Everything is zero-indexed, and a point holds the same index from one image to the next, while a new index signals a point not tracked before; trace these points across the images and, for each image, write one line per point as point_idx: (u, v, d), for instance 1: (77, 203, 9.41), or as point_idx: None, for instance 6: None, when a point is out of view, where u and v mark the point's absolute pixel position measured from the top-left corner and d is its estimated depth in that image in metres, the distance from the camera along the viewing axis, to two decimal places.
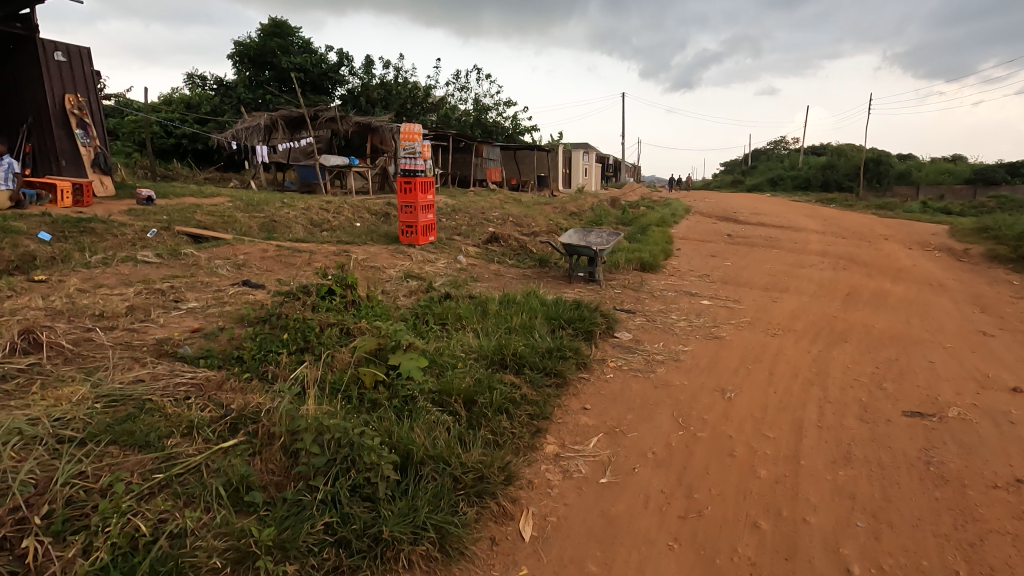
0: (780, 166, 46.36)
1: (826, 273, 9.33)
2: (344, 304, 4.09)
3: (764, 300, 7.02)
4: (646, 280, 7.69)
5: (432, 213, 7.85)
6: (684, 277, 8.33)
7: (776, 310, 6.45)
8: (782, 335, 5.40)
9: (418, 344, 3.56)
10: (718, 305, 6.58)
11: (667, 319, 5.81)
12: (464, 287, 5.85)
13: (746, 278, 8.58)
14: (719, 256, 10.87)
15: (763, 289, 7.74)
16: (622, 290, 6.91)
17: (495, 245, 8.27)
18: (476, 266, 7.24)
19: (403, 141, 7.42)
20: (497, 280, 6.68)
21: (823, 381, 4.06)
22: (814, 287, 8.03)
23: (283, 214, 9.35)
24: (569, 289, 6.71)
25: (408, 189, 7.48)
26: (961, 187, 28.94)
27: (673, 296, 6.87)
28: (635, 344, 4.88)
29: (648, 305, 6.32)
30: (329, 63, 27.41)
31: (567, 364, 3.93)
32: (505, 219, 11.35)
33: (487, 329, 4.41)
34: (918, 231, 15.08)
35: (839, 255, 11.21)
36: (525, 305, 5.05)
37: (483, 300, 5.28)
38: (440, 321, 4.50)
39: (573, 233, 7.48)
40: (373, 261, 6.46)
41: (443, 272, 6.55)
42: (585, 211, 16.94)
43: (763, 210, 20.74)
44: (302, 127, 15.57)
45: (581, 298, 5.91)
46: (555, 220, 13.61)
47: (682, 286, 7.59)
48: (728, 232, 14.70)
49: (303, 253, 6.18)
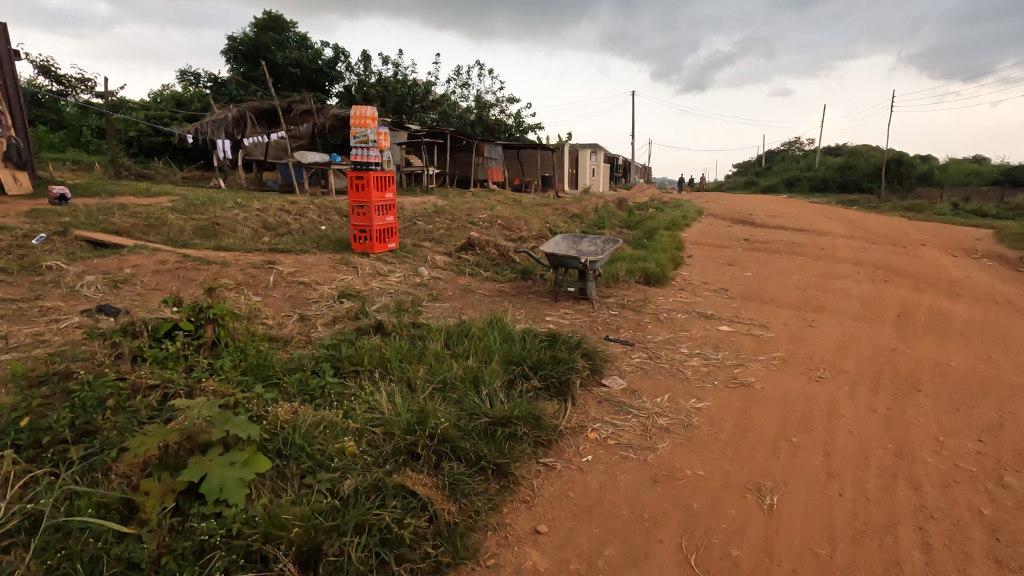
0: (796, 167, 44.68)
1: (866, 286, 7.88)
2: (195, 349, 2.81)
3: (797, 325, 5.61)
4: (651, 298, 6.31)
5: (392, 215, 6.51)
6: (696, 292, 6.96)
7: (816, 339, 5.06)
8: (830, 381, 4.01)
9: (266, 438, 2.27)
10: (741, 333, 5.18)
11: (675, 356, 4.43)
12: (410, 310, 4.52)
13: (772, 293, 7.17)
14: (736, 265, 9.45)
15: (793, 310, 6.32)
16: (618, 313, 5.54)
17: (471, 253, 6.94)
18: (441, 280, 5.93)
19: (354, 127, 6.05)
20: (460, 301, 5.34)
21: (911, 474, 2.69)
22: (855, 306, 6.61)
23: (230, 216, 8.09)
24: (551, 313, 5.36)
25: (360, 187, 6.11)
26: (990, 188, 27.12)
27: (683, 320, 5.48)
28: (628, 398, 3.51)
29: (650, 334, 4.94)
30: (325, 58, 26.36)
31: (520, 449, 2.59)
32: (493, 222, 10.02)
33: (415, 384, 3.09)
34: (958, 236, 13.51)
35: (877, 265, 9.71)
36: (481, 341, 3.70)
37: (427, 331, 3.94)
38: (353, 370, 3.19)
39: (561, 238, 6.12)
40: (306, 274, 5.16)
41: (394, 290, 5.25)
42: (588, 213, 15.53)
43: (781, 212, 19.21)
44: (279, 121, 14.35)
45: (563, 328, 4.57)
46: (552, 223, 12.31)
47: (695, 305, 6.20)
48: (746, 237, 13.23)
49: (212, 265, 4.91)
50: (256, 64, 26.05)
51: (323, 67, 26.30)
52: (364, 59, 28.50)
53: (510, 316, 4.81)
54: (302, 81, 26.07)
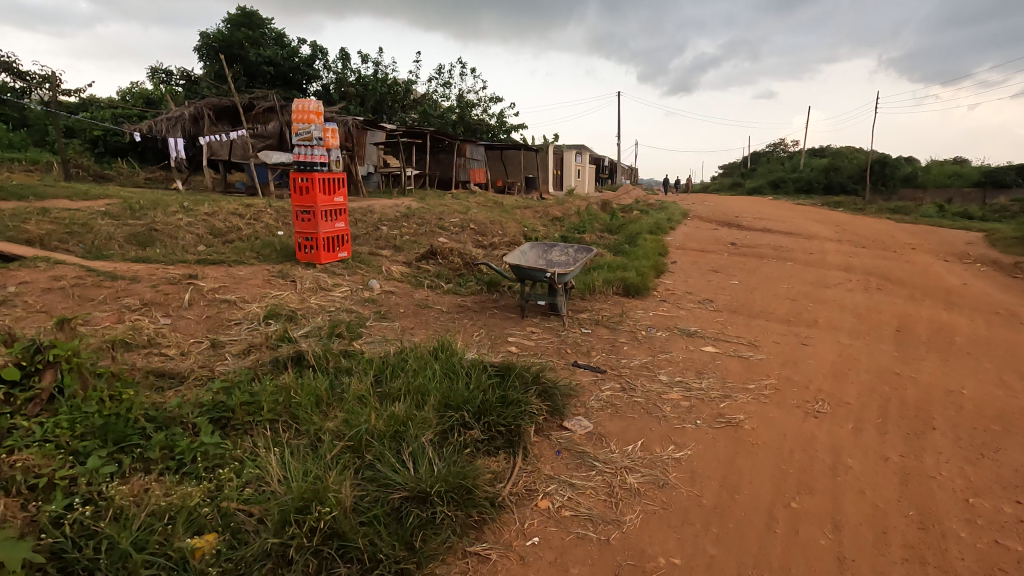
0: (781, 168, 44.61)
1: (860, 296, 7.36)
2: (21, 406, 2.17)
3: (790, 344, 5.04)
4: (630, 312, 5.73)
5: (342, 220, 5.85)
6: (679, 305, 6.41)
7: (811, 362, 4.49)
8: (831, 418, 3.43)
9: (79, 557, 1.69)
10: (728, 354, 4.60)
11: (652, 385, 3.83)
12: (345, 334, 3.87)
13: (760, 305, 6.64)
14: (722, 272, 8.92)
15: (784, 325, 5.76)
16: (592, 332, 4.94)
17: (433, 262, 6.31)
18: (395, 294, 5.29)
19: (295, 123, 5.39)
20: (411, 321, 4.71)
21: (941, 560, 2.13)
22: (850, 320, 6.07)
23: (173, 222, 7.39)
24: (515, 334, 4.75)
25: (304, 190, 5.45)
26: (973, 190, 27.06)
27: (664, 339, 4.90)
28: (592, 447, 2.90)
29: (624, 358, 4.35)
30: (302, 56, 25.60)
31: (439, 541, 2.01)
32: (465, 227, 9.39)
33: (321, 442, 2.48)
34: (949, 240, 13.11)
35: (868, 272, 9.23)
36: (417, 377, 3.07)
37: (357, 363, 3.30)
38: (247, 422, 2.56)
39: (529, 247, 5.50)
40: (233, 290, 4.50)
41: (335, 308, 4.60)
42: (570, 216, 14.96)
43: (768, 214, 18.80)
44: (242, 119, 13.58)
45: (522, 357, 3.96)
46: (531, 226, 11.73)
47: (677, 321, 5.63)
48: (733, 241, 12.74)
49: (119, 281, 4.24)
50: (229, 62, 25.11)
51: (299, 65, 25.53)
52: (343, 57, 27.77)
53: (463, 341, 4.19)
54: (277, 79, 25.43)
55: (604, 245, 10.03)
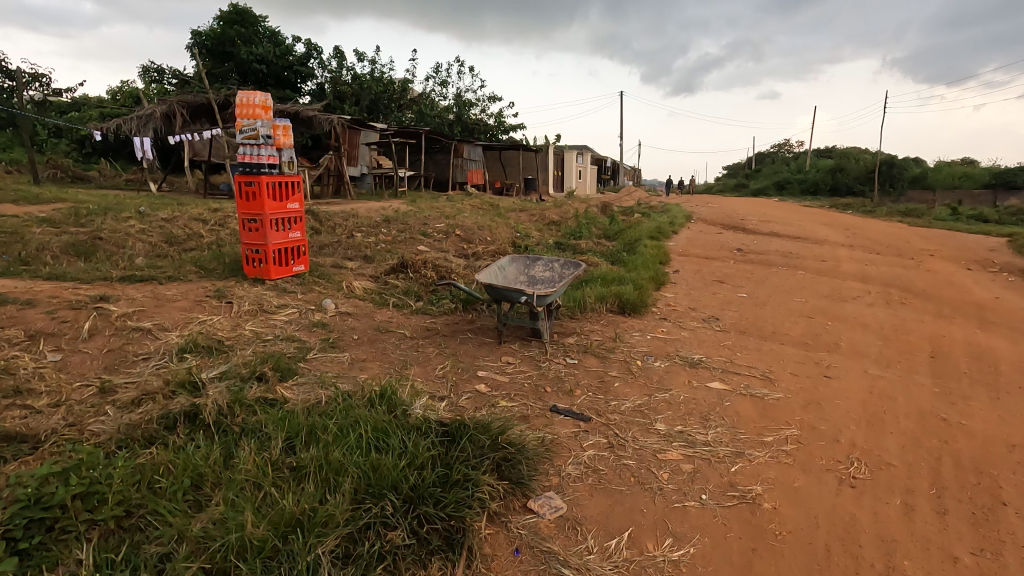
0: (786, 168, 43.79)
1: (882, 312, 6.63)
2: None
3: (809, 376, 4.31)
4: (624, 336, 5.02)
5: (298, 230, 5.15)
6: (680, 324, 5.70)
7: (838, 402, 3.76)
8: (873, 491, 2.72)
9: None
10: (738, 392, 3.86)
11: (646, 440, 3.10)
12: (269, 375, 3.16)
13: (773, 323, 5.92)
14: (729, 283, 8.18)
15: (801, 351, 5.03)
16: (578, 363, 4.22)
17: (404, 275, 5.61)
18: (352, 316, 4.58)
19: (240, 119, 4.69)
20: (364, 351, 4.00)
21: None
22: (876, 343, 5.34)
23: (122, 229, 6.70)
24: (488, 366, 4.04)
25: (251, 195, 4.75)
26: (983, 191, 26.32)
27: (662, 371, 4.19)
28: (563, 543, 2.19)
29: (615, 399, 3.63)
30: (296, 55, 25.27)
31: None
32: (449, 234, 8.68)
33: (177, 558, 1.78)
34: (967, 246, 12.37)
35: (888, 282, 8.49)
36: (337, 444, 2.36)
37: (267, 419, 2.58)
38: (82, 522, 1.84)
39: (508, 261, 4.78)
40: (152, 315, 3.82)
41: (274, 335, 3.91)
42: (567, 219, 14.27)
43: (773, 217, 18.05)
44: (210, 114, 12.67)
45: (487, 407, 3.26)
46: (523, 231, 11.03)
47: (678, 346, 4.90)
48: (739, 246, 11.99)
49: (9, 308, 3.55)
50: (221, 59, 24.42)
51: (294, 64, 25.24)
52: (338, 56, 27.14)
53: (418, 385, 3.49)
54: (269, 77, 24.78)
55: (600, 253, 9.33)
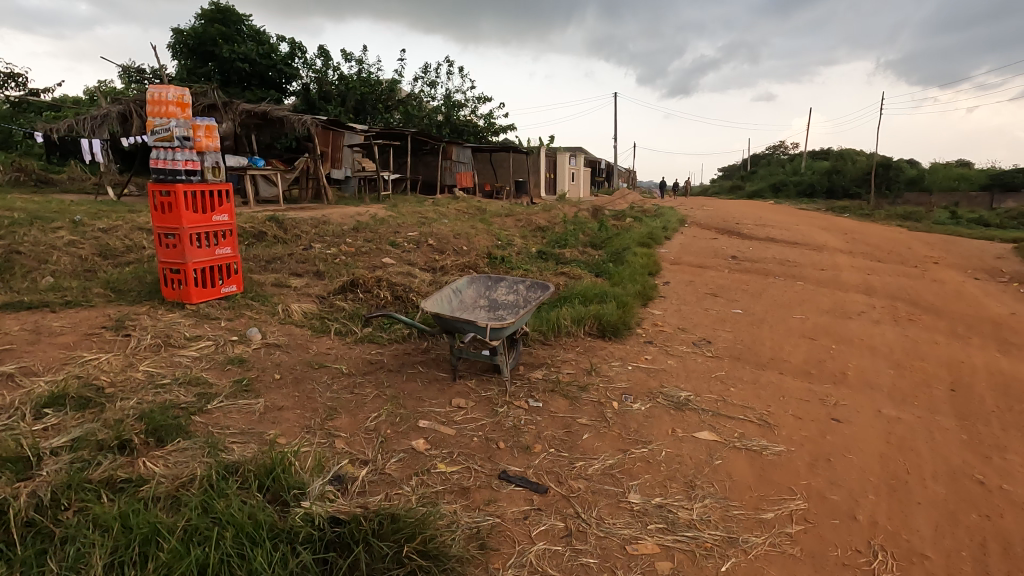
0: (782, 171, 43.33)
1: (891, 331, 6.02)
2: None
3: (816, 420, 3.66)
4: (601, 367, 4.37)
5: (228, 245, 4.50)
6: (667, 349, 5.06)
7: (851, 458, 3.11)
8: None
9: None
10: (731, 444, 3.21)
11: (614, 523, 2.45)
12: (136, 443, 2.49)
13: (771, 347, 5.29)
14: (723, 296, 7.54)
15: (804, 384, 4.39)
16: (542, 406, 3.56)
17: (353, 295, 4.94)
18: (281, 348, 3.91)
19: (151, 117, 4.02)
20: (283, 396, 3.33)
21: None
22: (888, 371, 4.72)
23: (48, 241, 6.00)
24: (434, 411, 3.38)
25: (168, 207, 4.11)
26: (980, 194, 25.90)
27: (642, 414, 3.54)
28: None
29: (583, 457, 2.97)
30: (280, 54, 24.43)
31: None
32: (420, 243, 8.02)
33: None
34: (972, 253, 11.81)
35: (893, 295, 7.88)
36: (174, 568, 1.73)
37: (96, 519, 1.91)
38: None
39: (466, 282, 4.14)
40: (23, 355, 3.15)
41: (171, 378, 3.23)
42: (555, 225, 13.64)
43: (770, 221, 17.43)
44: None
45: (414, 482, 2.61)
46: (506, 239, 10.38)
47: (663, 380, 4.25)
48: (734, 254, 11.36)
49: None
50: (203, 59, 23.64)
51: (277, 63, 24.25)
52: (324, 55, 26.41)
53: (337, 448, 2.83)
54: (253, 77, 24.03)
55: (585, 263, 8.69)
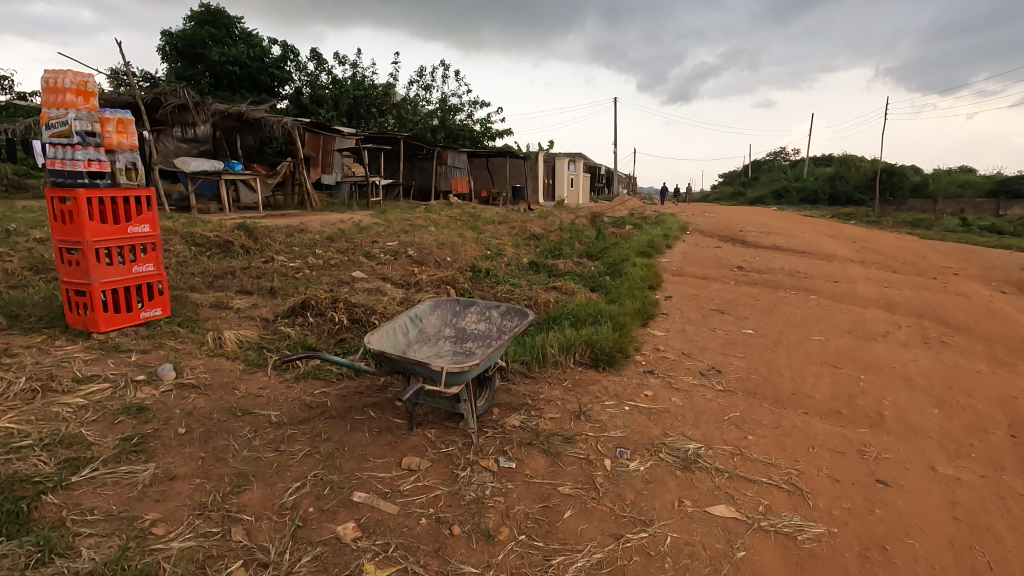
0: (784, 176, 42.74)
1: (924, 356, 5.30)
2: None
3: (858, 484, 2.93)
4: (592, 408, 3.65)
5: (150, 262, 3.79)
6: (671, 381, 4.34)
7: (912, 548, 2.40)
8: None
9: None
10: (756, 525, 2.48)
11: None
12: None
13: (791, 378, 4.57)
14: (731, 313, 6.83)
15: (837, 429, 3.65)
16: (516, 467, 2.84)
17: (303, 319, 4.22)
18: (198, 390, 3.19)
19: (45, 109, 3.31)
20: (182, 459, 2.61)
21: None
22: (932, 411, 3.99)
23: None
24: (376, 478, 2.65)
25: (68, 216, 3.41)
26: (986, 200, 25.17)
27: (642, 478, 2.82)
28: None
29: (563, 551, 2.25)
30: (272, 56, 23.78)
31: None
32: (398, 254, 7.30)
33: None
34: (992, 263, 11.11)
35: (918, 312, 7.17)
36: None
37: None
38: None
39: (429, 308, 3.44)
40: None
41: (33, 439, 2.51)
42: (550, 232, 12.95)
43: (775, 228, 16.74)
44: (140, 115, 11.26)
45: None
46: (496, 248, 9.68)
47: (666, 424, 3.52)
48: (740, 264, 10.63)
49: None
50: (193, 62, 22.96)
51: (269, 66, 23.67)
52: (317, 58, 25.78)
53: (230, 543, 2.12)
54: (244, 80, 23.38)
55: (579, 276, 7.99)
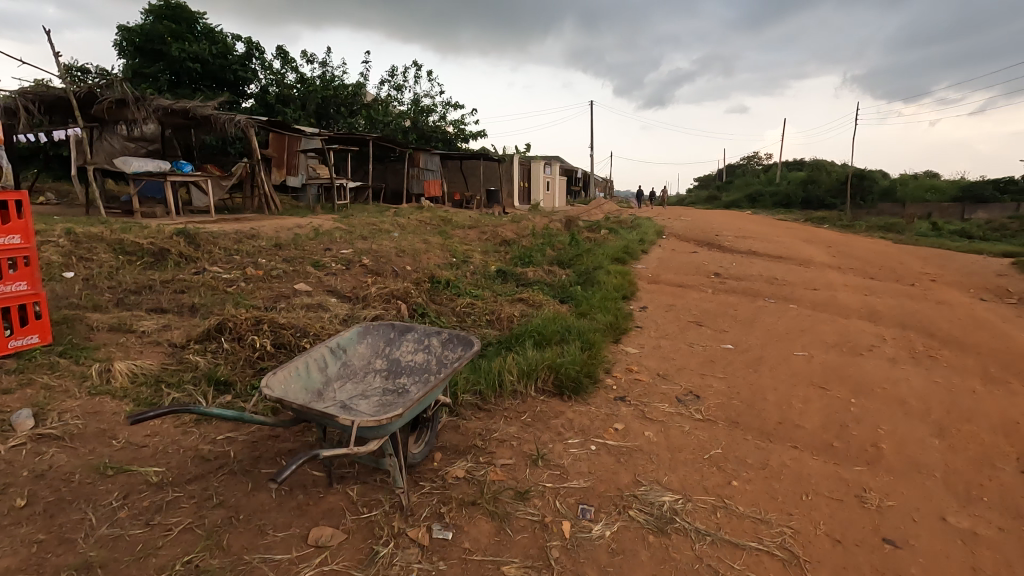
0: (758, 180, 43.08)
1: (915, 374, 4.92)
2: None
3: (863, 546, 2.46)
4: (552, 449, 3.12)
5: (23, 283, 3.15)
6: (644, 409, 3.85)
7: None
8: None
9: None
10: None
11: None
12: None
13: (777, 403, 4.11)
14: (709, 325, 6.40)
15: (833, 469, 3.19)
16: (452, 539, 2.29)
17: (218, 345, 3.61)
18: (63, 442, 2.58)
19: None
20: (8, 546, 1.99)
21: None
22: (934, 442, 3.57)
23: None
24: (269, 561, 2.08)
25: None
26: (952, 204, 25.46)
27: (608, 548, 2.30)
28: None
29: None
30: (237, 54, 22.88)
31: None
32: (351, 263, 6.71)
33: None
34: (968, 269, 10.95)
35: (902, 322, 6.84)
36: None
37: None
38: None
39: (356, 337, 2.90)
40: None
41: None
42: (522, 237, 12.45)
43: (752, 232, 16.53)
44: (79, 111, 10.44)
45: None
46: (463, 255, 9.14)
47: (638, 468, 3.02)
48: (717, 270, 10.26)
49: None
50: (152, 58, 21.94)
51: (233, 63, 22.74)
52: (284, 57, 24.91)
53: None
54: (207, 78, 22.43)
55: (549, 286, 7.49)
